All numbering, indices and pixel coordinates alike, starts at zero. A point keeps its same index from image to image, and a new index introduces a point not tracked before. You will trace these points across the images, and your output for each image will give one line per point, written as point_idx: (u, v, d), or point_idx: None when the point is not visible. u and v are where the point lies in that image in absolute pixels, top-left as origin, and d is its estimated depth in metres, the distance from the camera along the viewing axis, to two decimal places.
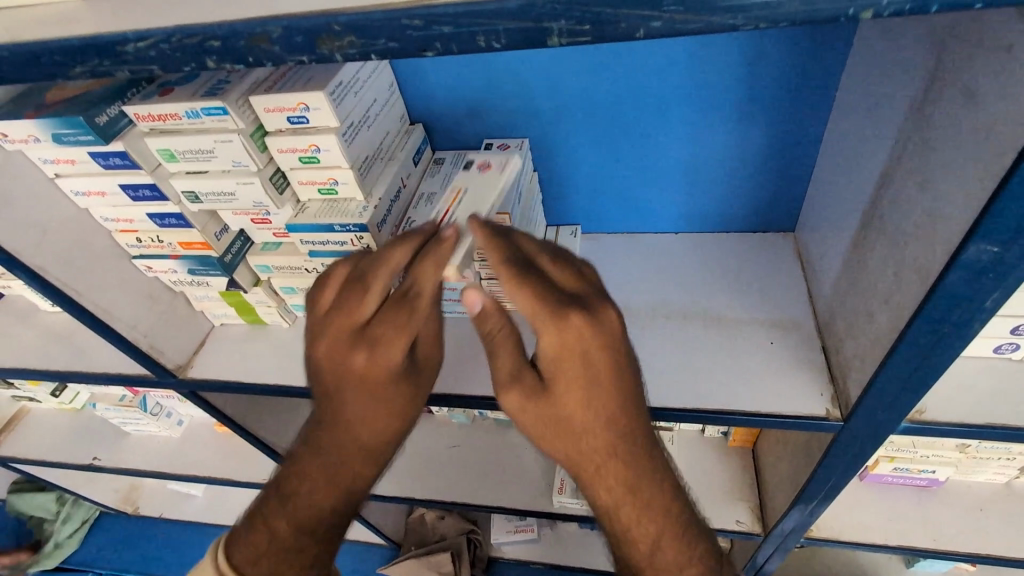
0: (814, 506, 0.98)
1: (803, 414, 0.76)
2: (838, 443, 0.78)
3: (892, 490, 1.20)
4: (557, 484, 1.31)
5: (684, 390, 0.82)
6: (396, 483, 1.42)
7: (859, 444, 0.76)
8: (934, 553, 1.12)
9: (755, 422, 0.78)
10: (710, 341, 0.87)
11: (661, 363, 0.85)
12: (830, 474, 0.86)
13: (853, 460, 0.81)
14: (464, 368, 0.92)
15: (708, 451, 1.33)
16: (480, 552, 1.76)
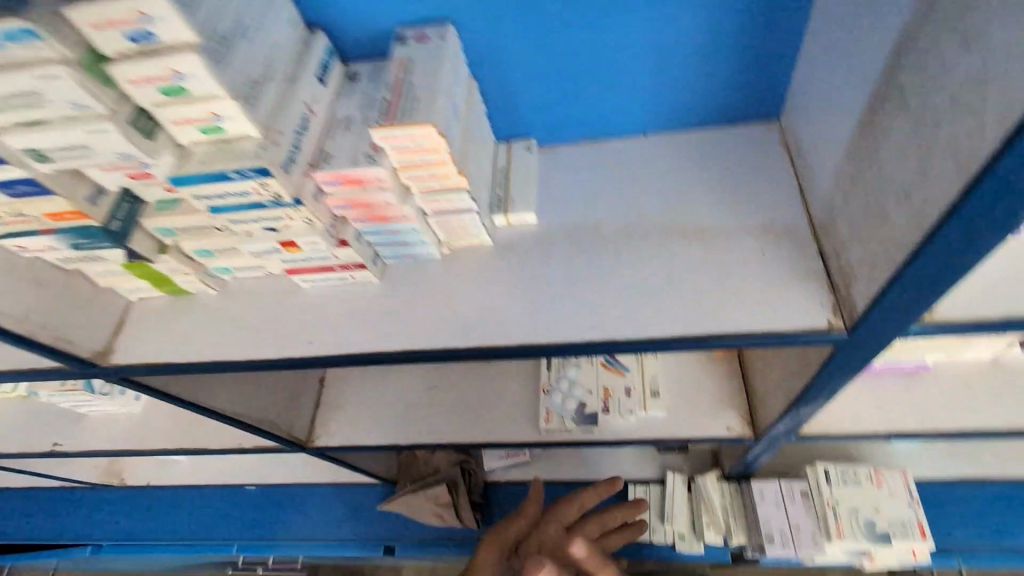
0: (805, 410, 0.95)
1: (805, 329, 0.68)
2: (843, 352, 0.70)
3: (877, 379, 1.18)
4: (542, 414, 1.28)
5: (672, 317, 0.72)
6: (377, 431, 1.38)
7: (865, 351, 0.70)
8: (921, 434, 1.13)
9: (752, 343, 0.70)
10: (695, 261, 0.76)
11: (641, 287, 0.76)
12: (826, 381, 0.81)
13: (856, 367, 0.75)
14: (415, 318, 0.80)
15: (693, 362, 1.29)
16: (476, 479, 1.79)
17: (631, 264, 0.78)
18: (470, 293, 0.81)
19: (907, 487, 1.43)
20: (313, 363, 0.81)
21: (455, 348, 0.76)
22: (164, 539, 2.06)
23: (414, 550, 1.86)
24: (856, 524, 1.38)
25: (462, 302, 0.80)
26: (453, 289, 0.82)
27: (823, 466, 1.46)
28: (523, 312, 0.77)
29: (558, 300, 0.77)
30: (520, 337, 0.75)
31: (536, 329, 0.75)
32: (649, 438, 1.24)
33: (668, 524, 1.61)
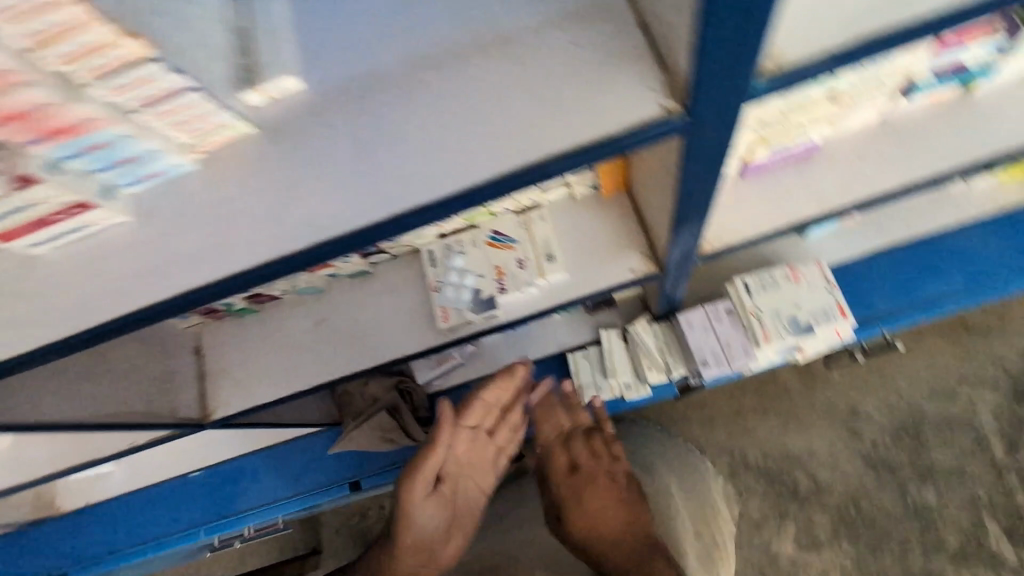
0: (692, 224, 0.87)
1: (644, 121, 0.55)
2: (698, 137, 0.59)
3: (771, 175, 1.12)
4: (439, 313, 1.16)
5: (492, 154, 0.58)
6: (276, 384, 1.24)
7: (721, 129, 0.58)
8: (822, 217, 1.08)
9: (590, 157, 0.57)
10: (503, 77, 0.60)
11: (445, 130, 0.60)
12: (695, 181, 0.71)
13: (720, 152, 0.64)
14: (202, 247, 0.66)
15: (584, 212, 1.18)
16: (417, 396, 1.73)
17: (427, 104, 0.61)
18: (254, 197, 0.64)
19: (823, 275, 1.43)
20: (113, 331, 0.68)
21: (260, 264, 0.63)
22: (130, 548, 1.98)
23: (380, 478, 1.82)
24: (781, 324, 1.38)
25: (244, 213, 0.64)
26: (233, 196, 0.66)
27: (741, 280, 1.43)
28: (323, 198, 0.62)
29: (358, 173, 0.62)
30: (326, 231, 0.61)
31: (343, 214, 0.61)
32: (555, 302, 1.14)
33: (612, 377, 1.63)
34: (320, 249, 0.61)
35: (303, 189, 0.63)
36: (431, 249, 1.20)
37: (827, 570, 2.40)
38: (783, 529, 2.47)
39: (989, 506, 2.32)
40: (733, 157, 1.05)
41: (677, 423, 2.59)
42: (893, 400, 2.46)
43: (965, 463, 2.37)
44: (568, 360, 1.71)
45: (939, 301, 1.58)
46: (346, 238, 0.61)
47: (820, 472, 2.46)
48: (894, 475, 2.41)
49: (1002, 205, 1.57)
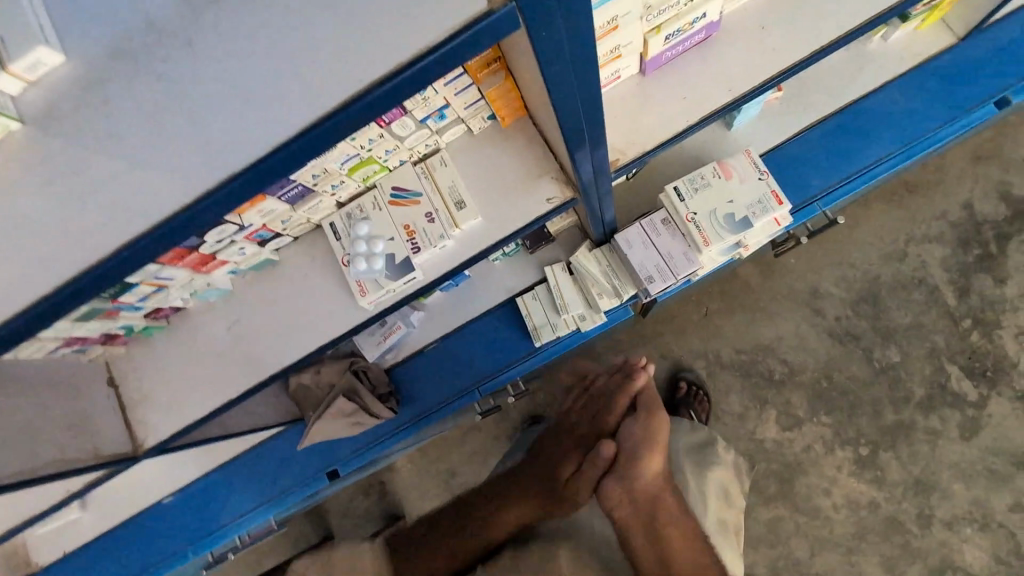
0: (590, 135, 0.79)
1: (463, 26, 0.51)
2: (541, 33, 0.52)
3: (674, 67, 1.03)
4: (356, 288, 1.07)
5: (307, 95, 0.55)
6: (204, 398, 1.15)
7: (565, 17, 0.52)
8: (736, 103, 1.01)
9: (417, 77, 0.53)
10: (309, 10, 0.55)
11: (260, 80, 0.56)
12: (566, 88, 0.64)
13: (578, 47, 0.57)
14: (29, 265, 0.59)
15: (486, 148, 1.08)
16: (373, 373, 1.65)
17: (232, 56, 0.56)
18: (69, 199, 0.58)
19: (752, 165, 1.38)
20: None
21: (91, 264, 0.58)
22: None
23: (358, 461, 1.78)
24: (718, 223, 1.34)
25: (62, 216, 0.58)
26: (42, 204, 0.58)
27: (671, 186, 1.37)
28: (143, 179, 0.57)
29: (172, 144, 0.57)
30: (156, 213, 0.58)
31: (169, 193, 0.57)
32: (474, 252, 1.06)
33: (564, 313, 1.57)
34: (154, 233, 0.58)
35: (117, 174, 0.57)
36: (333, 221, 1.09)
37: (813, 444, 2.48)
38: (765, 416, 2.52)
39: (948, 351, 2.44)
40: (630, 52, 0.95)
41: (649, 338, 2.61)
42: (849, 272, 2.51)
43: (922, 317, 2.46)
44: (518, 304, 1.64)
45: (873, 167, 1.56)
46: (176, 217, 0.57)
47: (790, 355, 2.52)
48: (859, 343, 2.49)
49: (921, 56, 1.53)
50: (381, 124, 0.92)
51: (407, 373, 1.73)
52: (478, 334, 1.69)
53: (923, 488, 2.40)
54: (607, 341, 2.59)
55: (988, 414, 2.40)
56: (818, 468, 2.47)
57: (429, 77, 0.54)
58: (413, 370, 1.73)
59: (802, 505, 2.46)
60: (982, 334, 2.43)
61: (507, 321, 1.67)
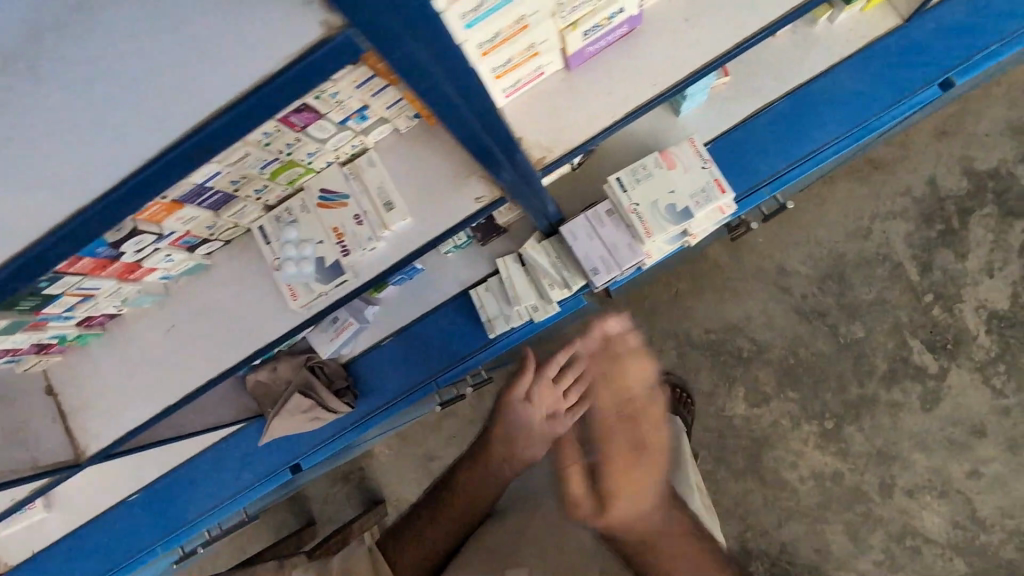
0: (495, 141, 0.78)
1: (303, 52, 0.48)
2: (396, 54, 0.51)
3: (599, 60, 1.02)
4: (287, 292, 1.07)
5: (150, 121, 0.51)
6: (141, 405, 1.14)
7: (413, 36, 0.49)
8: (661, 97, 1.01)
9: (265, 102, 0.50)
10: (137, 25, 0.50)
11: (94, 106, 0.52)
12: (444, 98, 0.61)
13: (443, 59, 0.55)
14: None
15: (415, 147, 1.06)
16: (330, 368, 1.66)
17: (55, 79, 0.51)
18: None
19: (696, 154, 1.37)
20: None
21: None
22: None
23: (321, 454, 1.79)
24: (659, 213, 1.34)
25: None
26: None
27: (614, 177, 1.37)
28: None
29: (10, 178, 0.54)
30: (16, 242, 0.56)
31: (21, 224, 0.55)
32: (405, 254, 1.06)
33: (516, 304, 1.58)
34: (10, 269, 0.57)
35: None
36: (262, 224, 1.08)
37: (778, 420, 2.53)
38: (733, 393, 2.57)
39: (910, 326, 2.44)
40: (548, 49, 0.94)
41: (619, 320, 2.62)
42: (815, 251, 2.50)
43: (886, 293, 2.46)
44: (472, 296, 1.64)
45: (820, 151, 1.56)
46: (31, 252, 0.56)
47: (759, 333, 2.54)
48: (825, 319, 2.50)
49: (867, 37, 1.52)
50: (294, 128, 0.90)
51: (365, 367, 1.74)
52: (434, 327, 1.69)
53: (885, 457, 2.46)
54: None
55: (948, 386, 2.41)
56: (785, 441, 2.52)
57: (278, 100, 0.51)
58: (371, 363, 1.73)
59: (769, 477, 2.53)
60: (944, 309, 2.42)
61: (461, 313, 1.67)
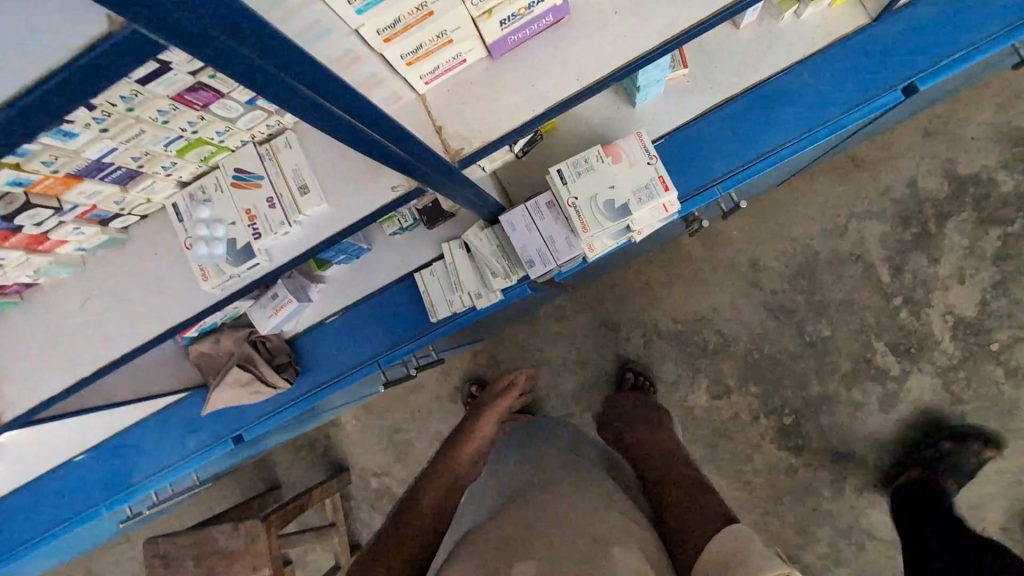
0: (375, 133, 0.76)
1: (87, 48, 0.46)
2: (206, 51, 0.50)
3: (523, 50, 0.99)
4: (199, 273, 1.06)
5: None
6: (54, 375, 1.14)
7: (213, 30, 0.47)
8: (584, 93, 0.98)
9: (60, 94, 0.49)
10: None
11: None
12: (286, 88, 0.60)
13: (267, 51, 0.54)
14: None
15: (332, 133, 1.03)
16: (272, 344, 1.66)
17: None
18: None
19: (642, 148, 1.34)
20: None
21: None
22: (25, 543, 1.93)
23: (264, 427, 1.80)
24: (597, 210, 1.32)
25: None
26: None
27: (555, 168, 1.34)
28: None
29: None
30: None
31: None
32: (316, 241, 1.04)
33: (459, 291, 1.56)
34: None
35: None
36: (176, 201, 1.08)
37: (738, 413, 2.45)
38: (696, 383, 2.48)
39: (876, 328, 2.34)
40: (463, 37, 0.90)
41: (587, 305, 2.52)
42: (788, 246, 2.40)
43: (855, 294, 2.36)
44: (416, 280, 1.63)
45: (777, 151, 1.51)
46: None
47: (725, 327, 2.44)
48: (792, 316, 2.40)
49: (833, 35, 1.46)
50: (193, 107, 0.87)
51: (310, 344, 1.74)
52: (379, 308, 1.68)
53: (840, 455, 2.37)
54: (546, 308, 2.54)
55: (908, 389, 2.32)
56: (742, 434, 2.44)
57: (76, 94, 0.50)
58: (315, 340, 1.73)
59: (724, 468, 2.46)
60: (911, 312, 2.32)
61: (406, 295, 1.66)
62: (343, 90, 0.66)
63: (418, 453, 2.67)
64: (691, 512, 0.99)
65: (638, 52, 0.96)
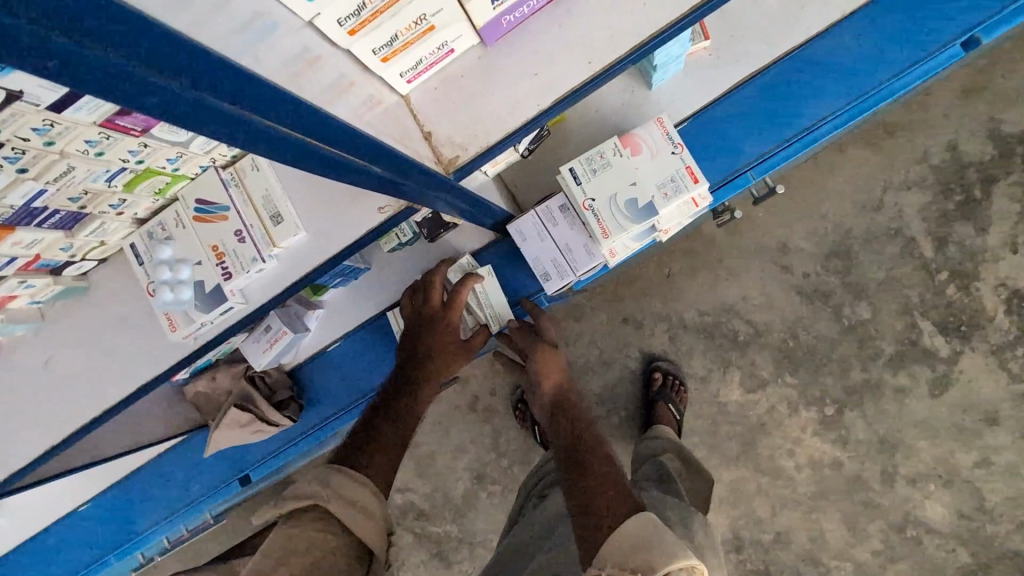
0: (335, 150, 0.61)
1: None
2: (48, 62, 0.35)
3: (519, 34, 0.82)
4: (166, 322, 0.93)
5: None
6: (21, 444, 1.01)
7: (41, 30, 0.33)
8: (595, 81, 0.81)
9: None
10: None
11: None
12: (204, 106, 0.45)
13: (157, 63, 0.40)
14: None
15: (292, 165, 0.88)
16: (272, 379, 1.53)
17: None
18: None
19: (664, 136, 1.16)
20: None
21: None
22: None
23: (271, 464, 1.68)
24: (616, 211, 1.16)
25: None
26: None
27: (566, 166, 1.18)
28: None
29: None
30: None
31: None
32: (297, 276, 0.90)
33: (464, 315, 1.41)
34: None
35: None
36: (135, 242, 0.94)
37: (775, 408, 2.15)
38: (728, 377, 2.18)
39: (921, 307, 2.05)
40: (447, 21, 0.74)
41: (607, 302, 2.23)
42: (820, 224, 2.09)
43: (896, 271, 2.06)
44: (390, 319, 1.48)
45: (817, 129, 1.33)
46: None
47: (756, 315, 2.14)
48: (828, 300, 2.10)
49: None
50: (131, 132, 0.73)
51: (313, 376, 1.60)
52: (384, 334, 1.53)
53: (888, 446, 2.09)
54: (560, 307, 2.25)
55: (960, 372, 2.04)
56: (781, 429, 2.15)
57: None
58: (317, 370, 1.60)
59: (763, 466, 2.16)
60: (959, 288, 2.03)
61: None
62: (274, 95, 0.51)
63: (440, 466, 2.41)
64: (604, 487, 1.00)
65: (657, 26, 0.79)
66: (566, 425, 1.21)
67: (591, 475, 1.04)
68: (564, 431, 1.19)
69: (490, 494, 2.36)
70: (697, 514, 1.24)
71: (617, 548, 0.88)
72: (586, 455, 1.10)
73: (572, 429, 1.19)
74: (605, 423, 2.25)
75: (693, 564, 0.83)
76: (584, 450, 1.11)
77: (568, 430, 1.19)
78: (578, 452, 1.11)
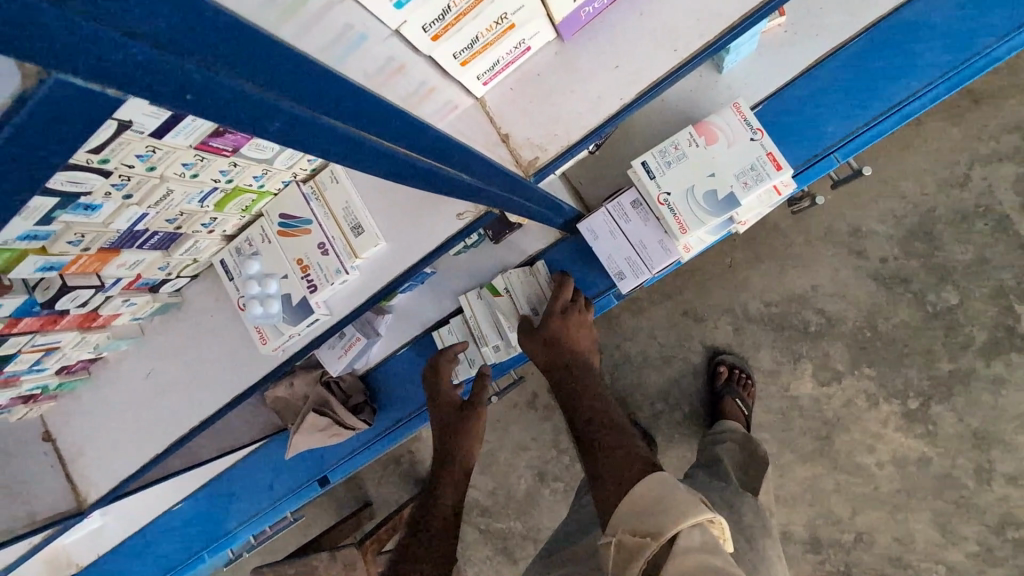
0: (433, 163, 0.60)
1: (18, 103, 0.31)
2: (184, 95, 0.34)
3: (595, 26, 0.79)
4: (257, 335, 0.97)
5: None
6: (130, 454, 1.07)
7: (179, 62, 0.32)
8: (683, 68, 0.76)
9: (20, 161, 0.36)
10: None
11: None
12: (327, 128, 0.44)
13: (285, 87, 0.39)
14: None
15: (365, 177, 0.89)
16: (347, 384, 1.57)
17: None
18: None
19: (743, 122, 1.09)
20: None
21: None
22: None
23: (346, 466, 1.73)
24: (694, 204, 1.10)
25: None
26: None
27: (638, 160, 1.14)
28: None
29: None
30: None
31: None
32: (375, 288, 0.91)
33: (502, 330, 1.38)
34: None
35: None
36: (223, 257, 0.98)
37: (852, 401, 2.03)
38: (799, 370, 2.07)
39: (1019, 289, 1.88)
40: (527, 18, 0.71)
41: (667, 295, 2.15)
42: (898, 205, 1.94)
43: (987, 253, 1.89)
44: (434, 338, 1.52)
45: (909, 103, 1.22)
46: None
47: (829, 304, 2.02)
48: (909, 286, 1.95)
49: None
50: (222, 153, 0.75)
51: (382, 379, 1.63)
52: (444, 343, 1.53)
53: (982, 441, 1.93)
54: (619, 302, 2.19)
55: None
56: (859, 423, 2.02)
57: (16, 178, 0.37)
58: (386, 375, 1.62)
59: (841, 463, 2.04)
60: None
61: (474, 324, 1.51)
62: (383, 110, 0.49)
63: (501, 464, 2.41)
64: (625, 465, 0.93)
65: (748, 6, 0.73)
66: (583, 394, 1.15)
67: (607, 449, 0.98)
68: (581, 402, 1.13)
69: (552, 491, 2.34)
70: (742, 496, 1.20)
71: (629, 513, 0.78)
72: (601, 428, 1.05)
73: (586, 399, 1.13)
74: (669, 420, 2.18)
75: (709, 518, 0.72)
76: (603, 423, 1.06)
77: (589, 400, 1.13)
78: (597, 425, 1.06)
